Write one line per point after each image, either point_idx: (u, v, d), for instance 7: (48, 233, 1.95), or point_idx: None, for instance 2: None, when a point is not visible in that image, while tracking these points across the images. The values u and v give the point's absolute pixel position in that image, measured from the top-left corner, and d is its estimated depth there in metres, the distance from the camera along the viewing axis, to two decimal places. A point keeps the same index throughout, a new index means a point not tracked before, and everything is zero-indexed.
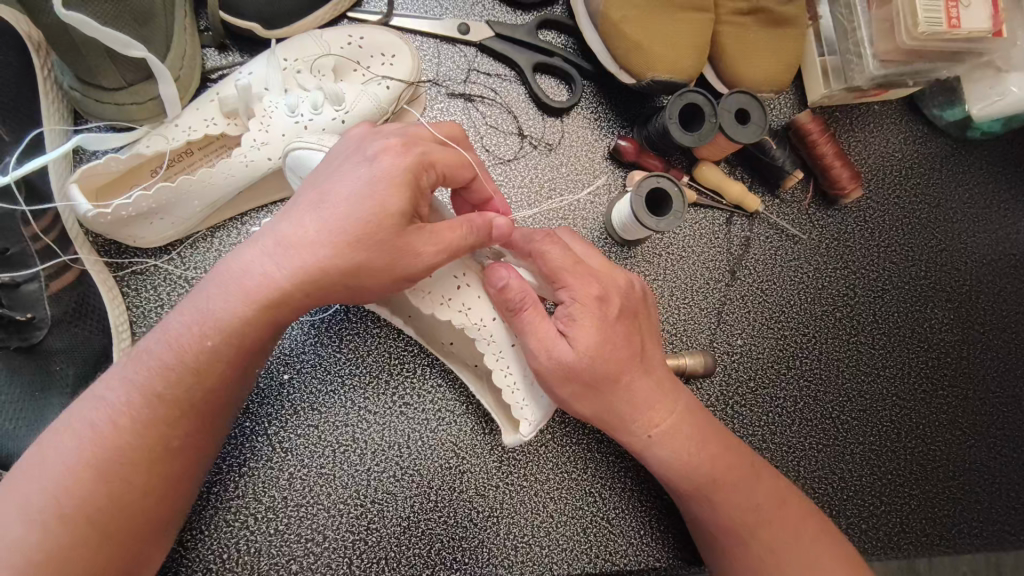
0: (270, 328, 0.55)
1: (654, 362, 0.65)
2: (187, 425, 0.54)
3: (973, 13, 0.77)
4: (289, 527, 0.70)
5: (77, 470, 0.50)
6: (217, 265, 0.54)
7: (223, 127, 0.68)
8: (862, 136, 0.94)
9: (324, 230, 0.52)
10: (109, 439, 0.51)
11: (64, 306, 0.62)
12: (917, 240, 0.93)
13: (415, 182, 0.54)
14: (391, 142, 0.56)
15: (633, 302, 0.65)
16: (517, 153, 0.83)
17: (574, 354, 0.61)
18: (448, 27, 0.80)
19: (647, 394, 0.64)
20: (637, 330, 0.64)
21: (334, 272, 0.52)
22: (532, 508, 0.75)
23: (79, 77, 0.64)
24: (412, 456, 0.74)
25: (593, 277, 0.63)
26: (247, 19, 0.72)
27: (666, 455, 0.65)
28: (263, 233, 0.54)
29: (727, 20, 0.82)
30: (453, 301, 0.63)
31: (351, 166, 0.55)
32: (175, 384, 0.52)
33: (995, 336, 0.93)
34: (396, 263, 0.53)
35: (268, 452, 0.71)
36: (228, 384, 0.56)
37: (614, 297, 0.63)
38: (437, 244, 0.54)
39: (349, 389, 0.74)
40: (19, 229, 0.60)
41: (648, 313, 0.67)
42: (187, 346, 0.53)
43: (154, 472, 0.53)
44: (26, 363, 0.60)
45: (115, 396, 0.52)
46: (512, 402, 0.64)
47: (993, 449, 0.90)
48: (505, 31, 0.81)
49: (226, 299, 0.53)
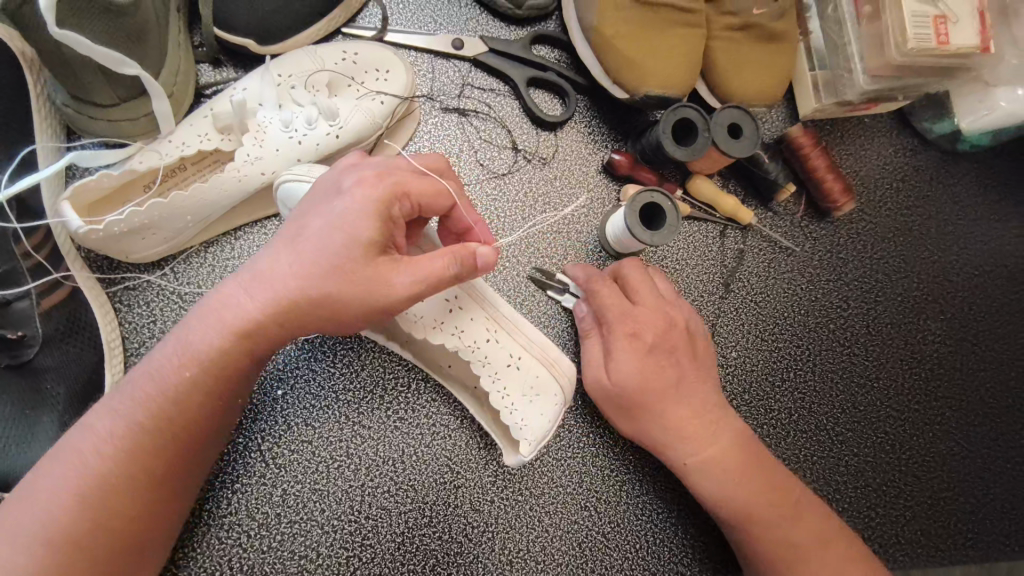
0: (249, 361, 0.57)
1: (696, 391, 0.70)
2: (170, 453, 0.56)
3: (962, 29, 0.79)
4: (282, 543, 0.69)
5: (65, 498, 0.52)
6: (202, 299, 0.57)
7: (218, 143, 0.67)
8: (853, 149, 0.95)
9: (296, 262, 0.55)
10: (95, 468, 0.53)
11: (55, 323, 0.60)
12: (908, 251, 0.93)
13: (386, 211, 0.55)
14: (366, 173, 0.57)
15: (676, 329, 0.71)
16: (511, 168, 0.83)
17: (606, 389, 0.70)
18: (442, 42, 0.81)
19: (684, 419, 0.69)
20: (676, 362, 0.70)
21: (305, 303, 0.55)
22: (528, 522, 0.74)
23: (71, 94, 0.64)
24: (406, 471, 0.73)
25: (639, 312, 0.70)
26: (241, 35, 0.72)
27: (714, 486, 0.68)
28: (244, 268, 0.57)
29: (718, 35, 0.83)
30: (446, 325, 0.68)
31: (328, 197, 0.57)
32: (157, 414, 0.55)
33: (988, 346, 0.94)
34: (368, 296, 0.54)
35: (261, 468, 0.71)
36: (213, 413, 0.58)
37: (646, 327, 0.70)
38: (413, 274, 0.55)
39: (343, 405, 0.74)
40: (10, 246, 0.58)
41: (700, 347, 0.73)
42: (167, 377, 0.55)
43: (139, 497, 0.54)
44: (15, 381, 0.59)
45: (101, 426, 0.54)
46: (511, 423, 0.68)
47: (987, 460, 0.90)
48: (499, 46, 0.82)
49: (207, 331, 0.56)
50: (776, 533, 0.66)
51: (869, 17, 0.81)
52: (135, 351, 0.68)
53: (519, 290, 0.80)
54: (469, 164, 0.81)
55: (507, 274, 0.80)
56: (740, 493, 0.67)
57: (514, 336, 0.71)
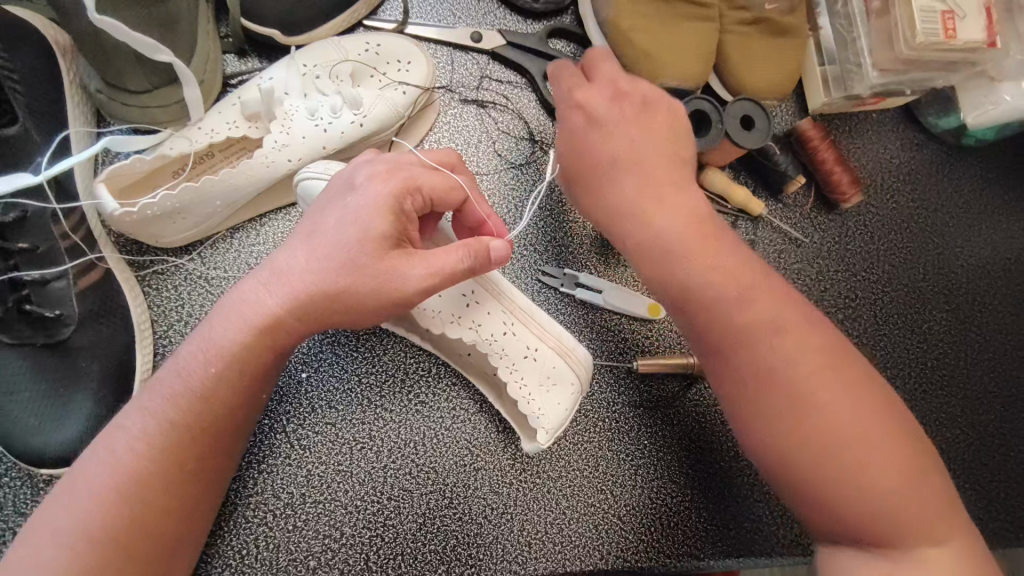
0: (272, 353, 0.57)
1: (653, 157, 0.65)
2: (200, 447, 0.56)
3: (969, 24, 0.81)
4: (307, 523, 0.71)
5: (102, 494, 0.52)
6: (223, 297, 0.58)
7: (245, 130, 0.69)
8: (860, 143, 0.97)
9: (313, 257, 0.56)
10: (130, 466, 0.53)
11: (90, 304, 0.63)
12: (914, 243, 0.95)
13: (398, 207, 0.56)
14: (377, 168, 0.58)
15: (637, 101, 0.68)
16: (528, 158, 0.84)
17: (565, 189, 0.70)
18: (460, 35, 0.83)
19: (636, 203, 0.64)
20: (634, 132, 0.66)
21: (320, 297, 0.55)
22: (546, 505, 0.76)
23: (105, 81, 0.65)
24: (427, 453, 0.75)
25: (598, 95, 0.68)
26: (267, 26, 0.74)
27: (668, 282, 0.62)
28: (262, 265, 0.58)
29: (731, 29, 0.85)
30: (464, 318, 0.70)
31: (341, 193, 0.58)
32: (186, 410, 0.55)
33: (991, 336, 0.95)
34: (383, 289, 0.55)
35: (286, 449, 0.72)
36: (240, 408, 0.58)
37: (600, 105, 0.67)
38: (426, 267, 0.55)
39: (364, 388, 0.75)
40: (49, 226, 0.61)
41: (672, 121, 0.67)
42: (193, 373, 0.56)
43: (170, 492, 0.55)
44: (51, 360, 0.61)
45: (132, 423, 0.55)
46: (528, 412, 0.69)
47: (991, 448, 0.92)
48: (516, 39, 0.83)
49: (228, 328, 0.56)
50: (774, 385, 0.56)
51: (878, 12, 0.83)
52: (163, 333, 0.69)
53: (535, 279, 0.82)
54: (487, 154, 0.83)
55: (523, 263, 0.82)
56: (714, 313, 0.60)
57: (530, 327, 0.71)
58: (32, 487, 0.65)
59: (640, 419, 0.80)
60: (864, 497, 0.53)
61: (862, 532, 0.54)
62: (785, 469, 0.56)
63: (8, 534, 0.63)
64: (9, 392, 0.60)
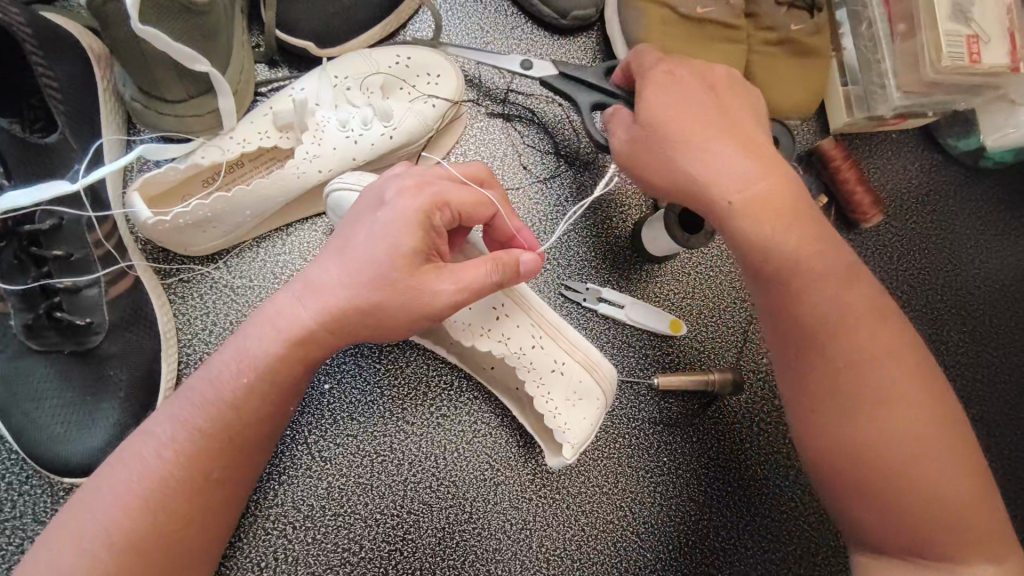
0: (301, 366, 0.56)
1: (727, 120, 0.63)
2: (227, 457, 0.55)
3: (993, 49, 0.82)
4: (326, 536, 0.70)
5: (126, 501, 0.52)
6: (257, 307, 0.57)
7: (276, 140, 0.69)
8: (880, 163, 0.97)
9: (343, 271, 0.55)
10: (156, 473, 0.53)
11: (120, 312, 0.62)
12: (933, 264, 0.95)
13: (428, 222, 0.55)
14: (405, 183, 0.57)
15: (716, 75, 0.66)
16: (553, 172, 0.84)
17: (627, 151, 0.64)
18: (510, 62, 0.75)
19: (723, 160, 0.60)
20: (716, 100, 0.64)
21: (352, 312, 0.54)
22: (565, 521, 0.75)
23: (141, 89, 0.65)
24: (448, 467, 0.74)
25: (681, 65, 0.66)
26: (299, 36, 0.74)
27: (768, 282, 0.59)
28: (296, 277, 0.57)
29: (757, 49, 0.85)
30: (493, 331, 0.70)
31: (371, 208, 0.57)
32: (215, 420, 0.54)
33: (1010, 359, 0.95)
34: (412, 305, 0.54)
35: (307, 461, 0.72)
36: (269, 420, 0.57)
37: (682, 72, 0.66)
38: (456, 282, 0.55)
39: (386, 400, 0.75)
40: (83, 234, 0.60)
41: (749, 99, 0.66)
42: (223, 382, 0.55)
43: (194, 500, 0.54)
44: (80, 367, 0.61)
45: (160, 430, 0.54)
46: (554, 426, 0.69)
47: (1008, 470, 0.91)
48: (567, 69, 0.72)
49: (261, 338, 0.55)
50: (852, 380, 0.55)
51: (904, 34, 0.84)
52: (188, 341, 0.69)
53: (558, 292, 0.82)
54: (513, 167, 0.83)
55: (545, 277, 0.82)
56: (799, 291, 0.57)
57: (558, 342, 0.71)
58: (53, 495, 0.64)
59: (661, 436, 0.80)
60: (931, 511, 0.52)
61: (919, 542, 0.53)
62: (854, 474, 0.54)
63: (26, 543, 0.63)
64: (38, 399, 0.59)
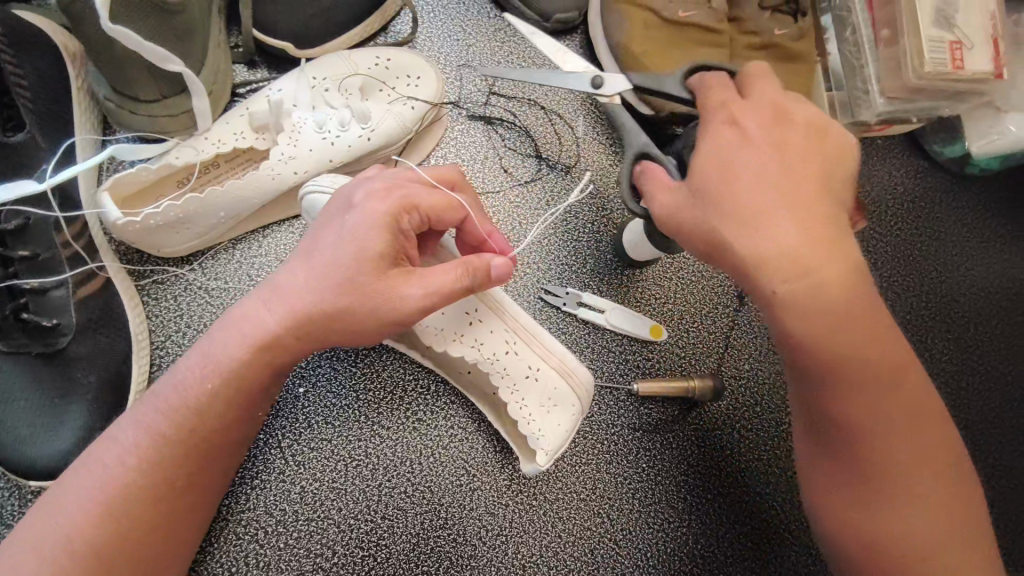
0: (268, 371, 0.56)
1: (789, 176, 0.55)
2: (192, 463, 0.55)
3: (976, 55, 0.81)
4: (299, 541, 0.70)
5: (89, 507, 0.51)
6: (225, 312, 0.56)
7: (252, 141, 0.69)
8: (865, 169, 0.97)
9: (310, 275, 0.54)
10: (120, 479, 0.52)
11: (89, 313, 0.62)
12: (917, 271, 0.95)
13: (395, 225, 0.55)
14: (374, 186, 0.57)
15: (797, 123, 0.57)
16: (534, 176, 0.84)
17: (674, 203, 0.57)
18: (581, 77, 0.66)
19: (784, 246, 0.54)
20: (788, 158, 0.56)
21: (320, 317, 0.54)
22: (542, 527, 0.75)
23: (115, 89, 0.64)
24: (423, 472, 0.74)
25: (753, 105, 0.58)
26: (278, 37, 0.74)
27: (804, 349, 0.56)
28: (264, 282, 0.57)
29: (741, 54, 0.85)
30: (466, 337, 0.69)
31: (339, 212, 0.57)
32: (180, 425, 0.54)
33: (994, 367, 0.94)
34: (380, 309, 0.54)
35: (280, 465, 0.71)
36: (236, 426, 0.57)
37: (754, 119, 0.57)
38: (424, 286, 0.54)
39: (362, 404, 0.75)
40: (51, 235, 0.60)
41: (833, 156, 0.57)
42: (189, 387, 0.54)
43: (159, 507, 0.54)
44: (48, 368, 0.60)
45: (124, 435, 0.54)
46: (528, 432, 0.69)
47: (992, 479, 0.91)
48: (648, 83, 0.65)
49: (227, 343, 0.55)
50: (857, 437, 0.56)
51: (887, 40, 0.83)
52: (161, 343, 0.68)
53: (537, 297, 0.81)
54: (494, 170, 0.83)
55: (525, 281, 0.82)
56: (855, 395, 0.55)
57: (533, 347, 0.71)
58: (21, 498, 0.63)
59: (640, 442, 0.79)
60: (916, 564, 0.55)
61: None
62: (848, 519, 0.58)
63: None
64: (5, 400, 0.59)
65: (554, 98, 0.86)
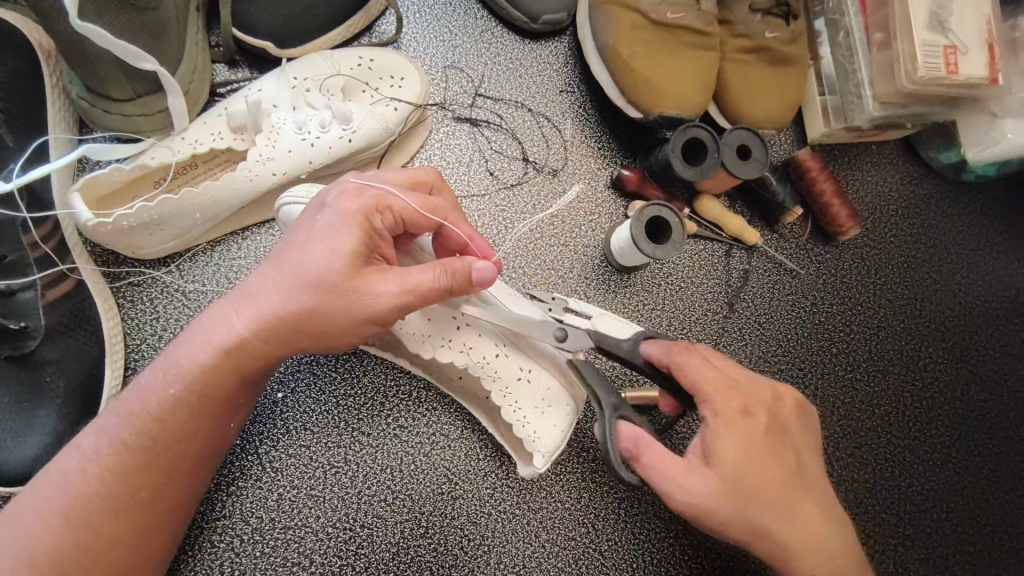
0: (237, 376, 0.55)
1: (761, 448, 0.57)
2: (159, 471, 0.54)
3: (971, 60, 0.80)
4: (276, 549, 0.68)
5: (48, 518, 0.50)
6: (193, 320, 0.55)
7: (230, 141, 0.68)
8: (859, 175, 0.95)
9: (278, 278, 0.53)
10: (82, 489, 0.51)
11: (59, 316, 0.61)
12: (911, 279, 0.94)
13: (368, 224, 0.54)
14: (348, 186, 0.56)
15: (784, 416, 0.61)
16: (520, 179, 0.83)
17: (714, 495, 0.55)
18: (541, 322, 0.64)
19: (790, 491, 0.57)
20: (787, 445, 0.59)
21: (289, 320, 0.53)
22: (525, 537, 0.73)
23: (87, 88, 0.64)
24: (404, 480, 0.72)
25: (741, 388, 0.59)
26: (259, 37, 0.72)
27: None
28: (233, 288, 0.56)
29: (731, 57, 0.84)
30: (454, 342, 0.67)
31: (311, 214, 0.56)
32: (143, 433, 0.53)
33: (989, 378, 0.93)
34: (352, 309, 0.52)
35: (258, 472, 0.70)
36: (205, 433, 0.56)
37: (754, 398, 0.60)
38: (399, 284, 0.53)
39: (342, 411, 0.73)
40: (18, 236, 0.59)
41: (789, 425, 0.61)
42: (153, 394, 0.53)
43: (125, 518, 0.53)
44: (15, 373, 0.59)
45: (87, 444, 0.53)
46: (524, 435, 0.67)
47: (985, 492, 0.89)
48: (608, 342, 0.64)
49: (193, 348, 0.54)
50: None
51: (880, 44, 0.82)
52: (136, 348, 0.67)
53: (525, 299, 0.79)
54: (479, 173, 0.82)
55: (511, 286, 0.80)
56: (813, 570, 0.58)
57: (523, 350, 0.70)
58: None
59: None
60: None
61: None
62: None
63: None
64: None
65: (541, 101, 0.85)
